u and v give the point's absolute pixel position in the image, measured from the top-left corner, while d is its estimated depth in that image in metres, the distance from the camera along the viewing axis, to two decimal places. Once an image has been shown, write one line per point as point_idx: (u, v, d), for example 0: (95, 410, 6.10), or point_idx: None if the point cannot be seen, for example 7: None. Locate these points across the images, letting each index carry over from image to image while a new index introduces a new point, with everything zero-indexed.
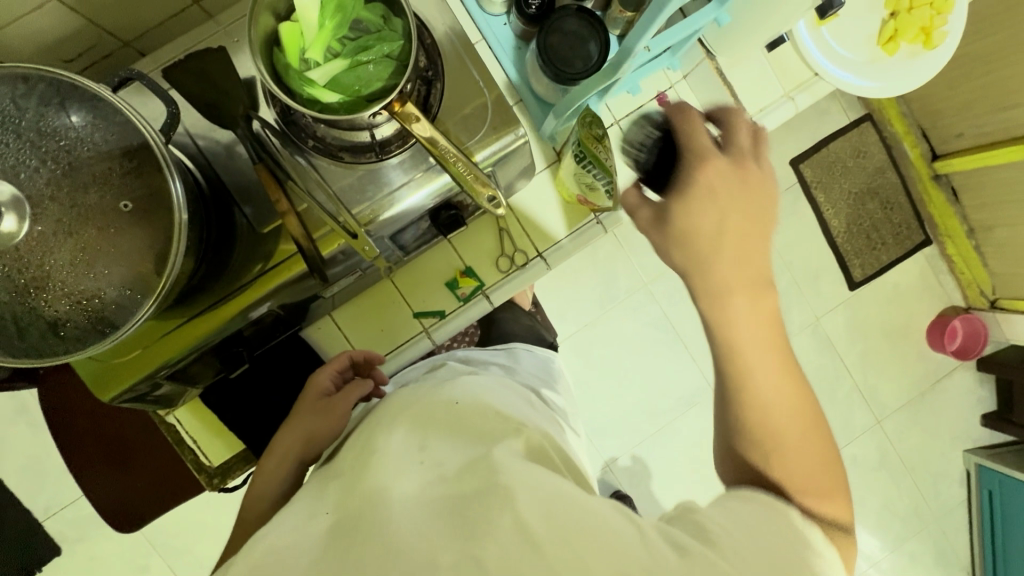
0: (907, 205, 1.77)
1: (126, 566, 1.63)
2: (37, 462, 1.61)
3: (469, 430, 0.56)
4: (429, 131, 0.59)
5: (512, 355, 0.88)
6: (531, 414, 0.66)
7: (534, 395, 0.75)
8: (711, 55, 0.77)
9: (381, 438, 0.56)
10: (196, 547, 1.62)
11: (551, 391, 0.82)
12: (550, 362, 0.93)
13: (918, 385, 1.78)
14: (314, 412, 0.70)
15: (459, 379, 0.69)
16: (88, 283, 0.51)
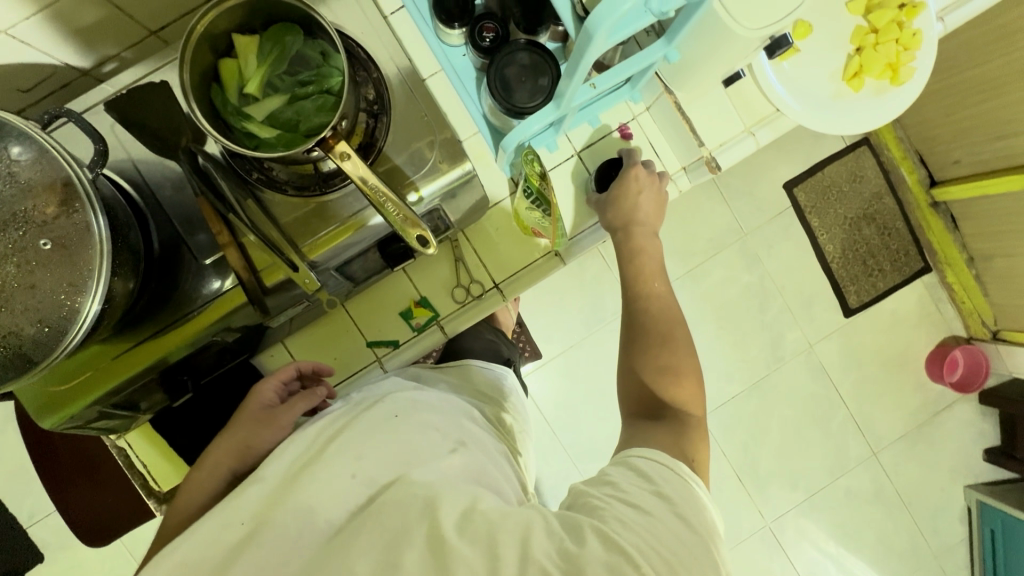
0: (906, 231, 1.72)
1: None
2: (25, 469, 1.63)
3: (400, 451, 0.59)
4: (362, 170, 0.58)
5: (463, 372, 0.88)
6: (466, 424, 0.68)
7: (477, 412, 0.75)
8: (668, 89, 0.76)
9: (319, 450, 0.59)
10: None
11: (499, 409, 0.82)
12: (504, 379, 0.92)
13: (916, 416, 1.72)
14: (256, 424, 0.68)
15: (398, 393, 0.70)
16: (7, 318, 0.52)
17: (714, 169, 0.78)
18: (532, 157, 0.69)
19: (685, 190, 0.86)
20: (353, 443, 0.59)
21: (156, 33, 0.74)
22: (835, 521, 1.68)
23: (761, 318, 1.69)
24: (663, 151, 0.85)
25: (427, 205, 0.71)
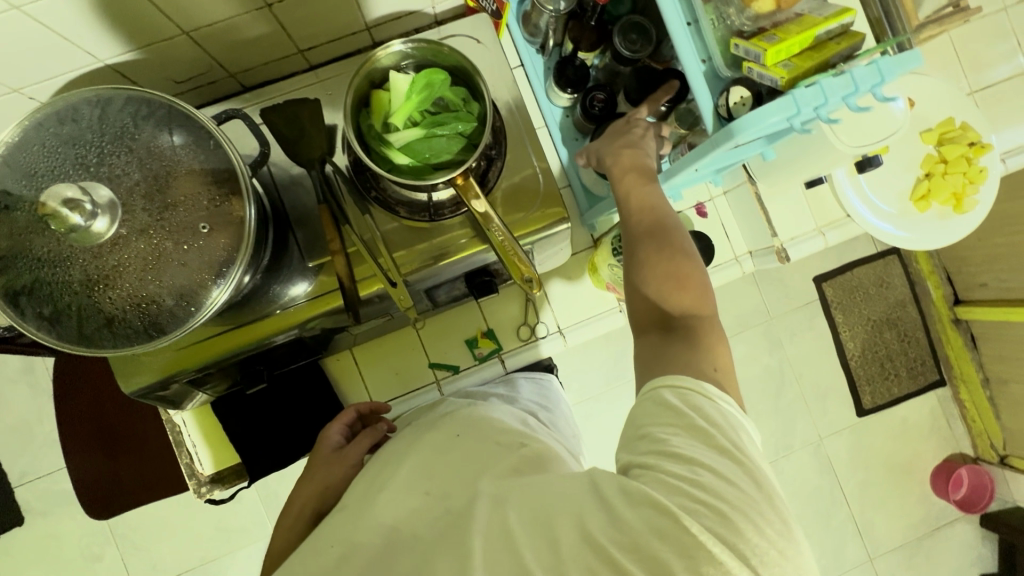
0: (924, 341, 1.72)
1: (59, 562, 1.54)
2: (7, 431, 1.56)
3: (460, 455, 0.57)
4: (485, 207, 0.65)
5: (511, 384, 0.80)
6: (530, 434, 0.62)
7: (531, 418, 0.70)
8: (752, 179, 0.82)
9: (389, 476, 0.57)
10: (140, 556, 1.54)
11: (553, 417, 0.75)
12: (550, 385, 0.84)
13: (917, 528, 1.71)
14: (330, 462, 0.67)
15: (458, 411, 0.67)
16: (150, 287, 0.56)
17: (783, 259, 0.83)
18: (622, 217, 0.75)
19: (748, 272, 0.92)
20: (416, 459, 0.59)
21: (302, 51, 0.82)
22: None
23: (776, 401, 1.66)
24: (733, 234, 0.91)
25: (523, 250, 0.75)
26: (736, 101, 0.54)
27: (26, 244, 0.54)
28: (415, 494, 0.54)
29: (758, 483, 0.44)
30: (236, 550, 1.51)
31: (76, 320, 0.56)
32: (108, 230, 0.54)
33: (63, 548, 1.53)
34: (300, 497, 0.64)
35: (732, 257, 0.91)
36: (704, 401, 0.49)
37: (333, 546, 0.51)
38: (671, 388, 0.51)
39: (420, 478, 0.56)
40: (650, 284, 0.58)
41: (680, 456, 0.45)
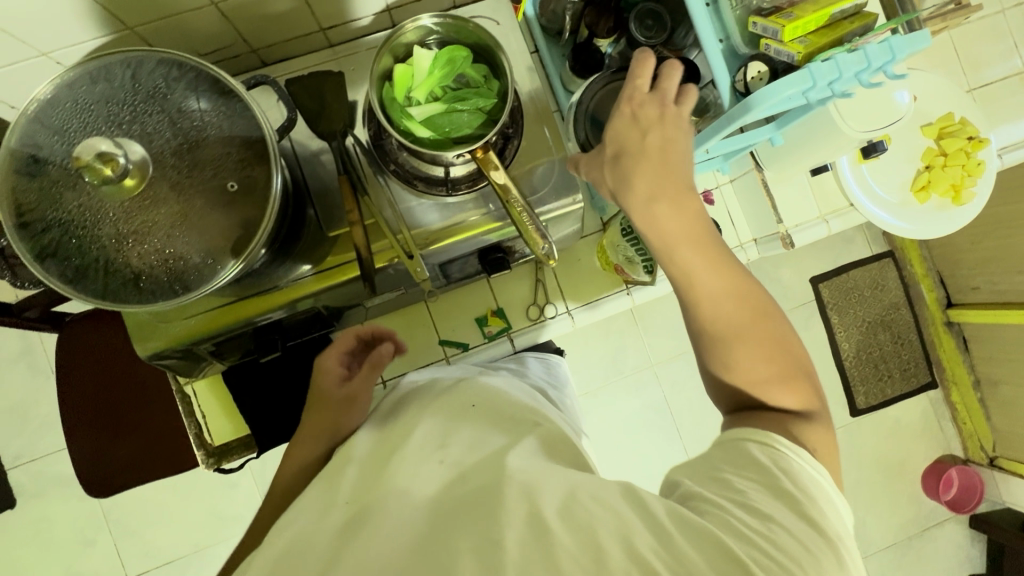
0: (918, 344, 1.74)
1: (41, 548, 1.50)
2: None
3: (478, 430, 0.59)
4: (503, 179, 0.66)
5: (520, 361, 0.84)
6: (540, 411, 0.65)
7: (540, 395, 0.72)
8: (759, 166, 0.85)
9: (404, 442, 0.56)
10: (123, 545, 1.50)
11: (560, 395, 0.78)
12: (558, 368, 0.88)
13: (907, 527, 1.73)
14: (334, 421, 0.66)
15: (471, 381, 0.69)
16: (178, 245, 0.58)
17: (788, 245, 0.86)
18: None
19: (752, 259, 0.94)
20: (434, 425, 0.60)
21: (324, 30, 0.84)
22: None
23: None
24: (738, 220, 0.93)
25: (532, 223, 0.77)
26: (753, 77, 0.57)
27: (58, 198, 0.56)
28: (432, 461, 0.54)
29: (836, 552, 0.42)
30: (230, 537, 1.49)
31: (104, 274, 0.57)
32: (140, 183, 0.56)
33: (50, 532, 1.50)
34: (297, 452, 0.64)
35: (736, 244, 0.93)
36: (785, 459, 0.47)
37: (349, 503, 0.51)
38: (754, 441, 0.49)
39: (441, 446, 0.56)
40: (727, 364, 0.54)
41: (748, 493, 0.44)
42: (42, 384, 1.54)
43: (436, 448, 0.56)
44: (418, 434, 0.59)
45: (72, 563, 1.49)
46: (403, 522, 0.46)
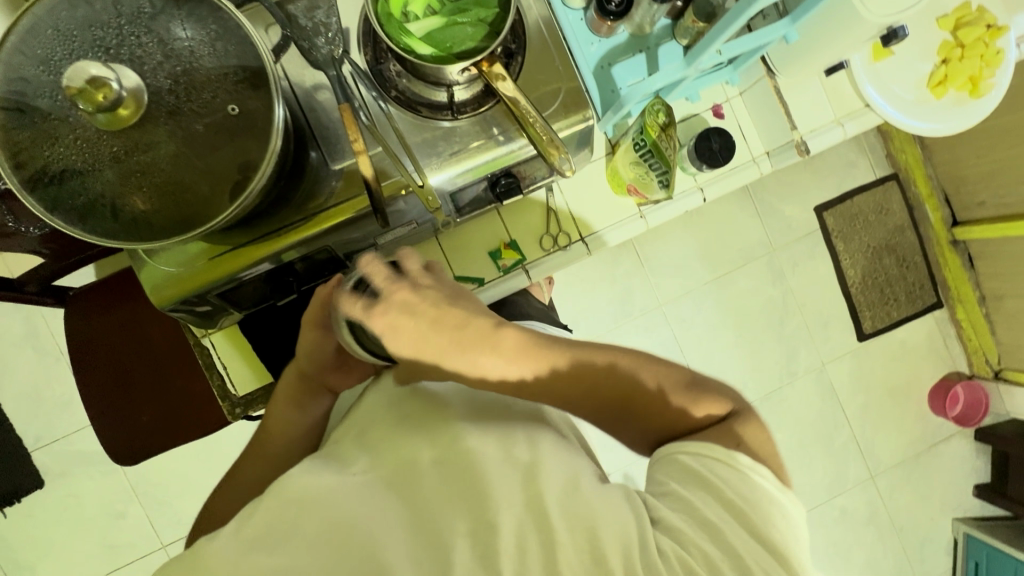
0: (923, 265, 1.72)
1: (68, 522, 1.51)
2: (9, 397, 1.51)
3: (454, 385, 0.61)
4: (513, 91, 0.65)
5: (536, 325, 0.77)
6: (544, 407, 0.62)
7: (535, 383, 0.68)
8: (771, 73, 0.83)
9: (410, 406, 0.59)
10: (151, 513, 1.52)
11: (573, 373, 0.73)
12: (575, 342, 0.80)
13: (916, 445, 1.73)
14: (309, 389, 0.67)
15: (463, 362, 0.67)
16: (185, 176, 0.56)
17: (802, 152, 0.85)
18: (659, 107, 0.73)
19: (765, 174, 0.91)
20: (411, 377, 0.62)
21: None
22: (830, 539, 1.67)
23: (780, 331, 1.67)
24: (750, 134, 0.90)
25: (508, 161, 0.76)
26: None
27: (52, 133, 0.53)
28: (436, 419, 0.57)
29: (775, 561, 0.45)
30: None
31: (110, 213, 0.55)
32: (137, 112, 0.53)
33: (78, 509, 1.52)
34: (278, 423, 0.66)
35: (749, 158, 0.90)
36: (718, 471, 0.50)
37: (361, 467, 0.55)
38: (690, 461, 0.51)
39: (424, 404, 0.59)
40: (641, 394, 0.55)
41: (702, 510, 0.48)
42: (54, 362, 1.53)
43: (417, 405, 0.59)
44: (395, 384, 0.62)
45: (103, 536, 1.52)
46: (414, 483, 0.53)
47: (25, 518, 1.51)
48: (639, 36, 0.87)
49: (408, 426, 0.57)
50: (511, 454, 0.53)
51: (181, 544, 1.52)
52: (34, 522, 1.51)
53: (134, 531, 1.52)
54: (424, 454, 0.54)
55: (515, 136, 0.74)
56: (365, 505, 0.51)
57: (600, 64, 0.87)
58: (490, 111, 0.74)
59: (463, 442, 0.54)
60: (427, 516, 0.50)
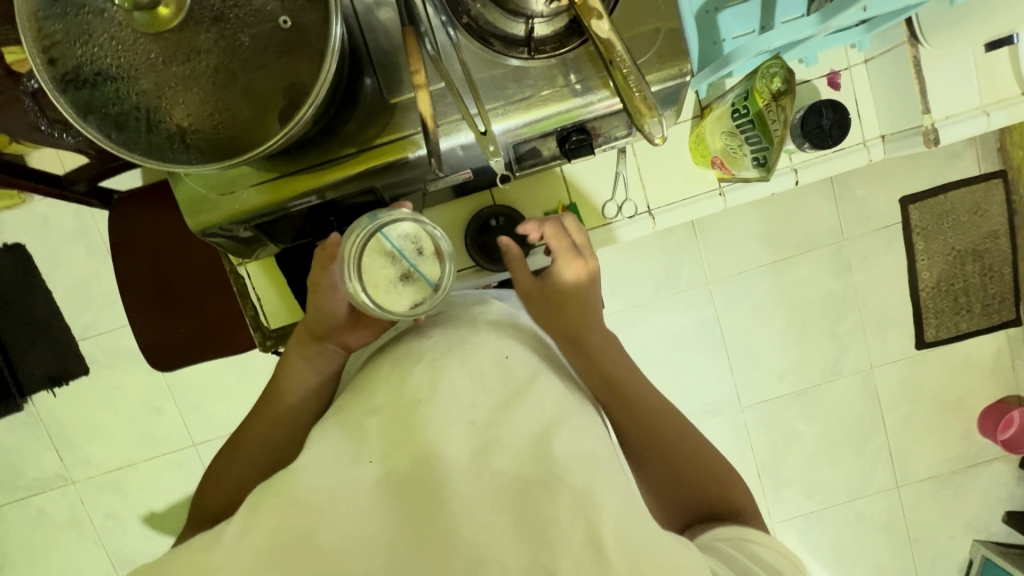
0: (1009, 278, 1.41)
1: (87, 412, 1.56)
2: (36, 286, 1.52)
3: (466, 359, 0.57)
4: (608, 33, 0.55)
5: None
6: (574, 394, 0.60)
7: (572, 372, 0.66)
8: (914, 41, 0.69)
9: (427, 398, 0.53)
10: (166, 415, 1.55)
11: None
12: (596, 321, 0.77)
13: (953, 462, 1.50)
14: (323, 349, 0.69)
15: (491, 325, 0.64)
16: (225, 95, 0.50)
17: (930, 143, 0.71)
18: (776, 70, 0.61)
19: (875, 161, 0.79)
20: (422, 350, 0.59)
21: None
22: (836, 541, 1.51)
23: (830, 328, 1.44)
24: (866, 112, 0.77)
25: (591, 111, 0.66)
26: None
27: (85, 29, 0.48)
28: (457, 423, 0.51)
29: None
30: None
31: (143, 125, 0.50)
32: (178, 13, 0.46)
33: (120, 399, 1.55)
34: (295, 383, 0.68)
35: (858, 141, 0.78)
36: (760, 548, 0.54)
37: (376, 455, 0.50)
38: (723, 539, 0.56)
39: (444, 400, 0.52)
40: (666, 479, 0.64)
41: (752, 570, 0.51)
42: (82, 258, 1.51)
43: (424, 388, 0.54)
44: (405, 363, 0.58)
45: (142, 428, 1.56)
46: (436, 490, 0.46)
47: (72, 401, 1.56)
48: None
49: (419, 419, 0.51)
50: (531, 456, 0.48)
51: (210, 446, 1.56)
52: (54, 408, 1.55)
53: (149, 428, 1.56)
54: (448, 450, 0.49)
55: (596, 87, 0.65)
56: (379, 521, 0.46)
57: (705, 8, 0.74)
58: (570, 54, 0.64)
59: (479, 431, 0.50)
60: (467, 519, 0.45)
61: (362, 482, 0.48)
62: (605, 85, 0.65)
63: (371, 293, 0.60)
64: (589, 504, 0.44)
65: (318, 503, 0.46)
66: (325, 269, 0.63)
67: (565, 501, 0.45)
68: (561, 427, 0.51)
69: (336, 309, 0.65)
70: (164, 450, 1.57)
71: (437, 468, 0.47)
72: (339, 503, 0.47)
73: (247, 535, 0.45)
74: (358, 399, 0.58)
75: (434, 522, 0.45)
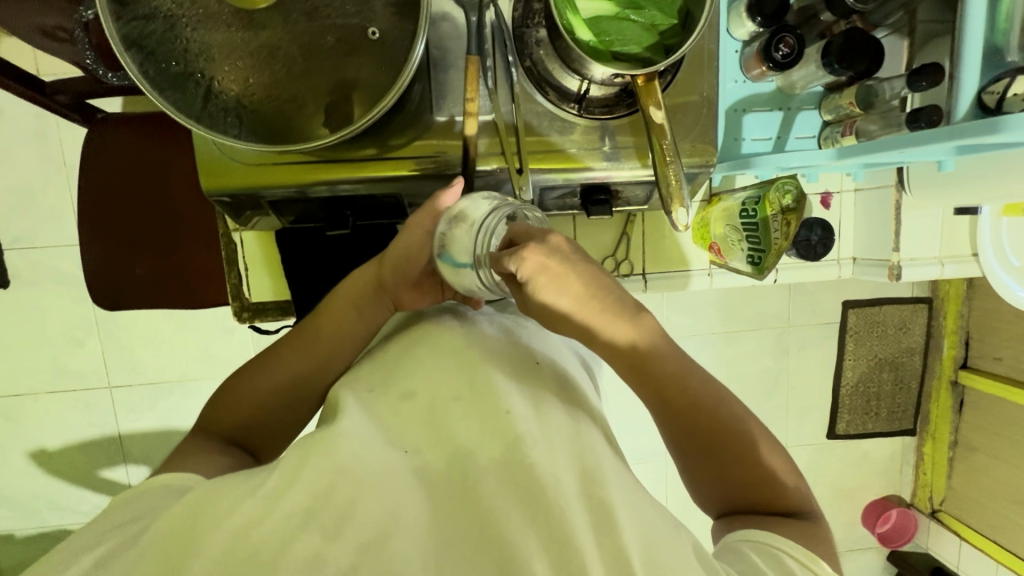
0: (914, 393, 1.53)
1: None
2: None
3: (498, 344, 0.57)
4: (662, 120, 0.60)
5: None
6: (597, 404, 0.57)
7: (586, 365, 0.64)
8: (900, 186, 0.79)
9: (482, 386, 0.51)
10: (54, 352, 1.36)
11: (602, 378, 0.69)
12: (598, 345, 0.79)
13: (835, 545, 1.61)
14: (380, 300, 0.64)
15: (528, 325, 0.62)
16: (296, 83, 0.51)
17: (893, 277, 0.81)
18: (789, 187, 0.69)
19: (843, 278, 0.88)
20: (466, 336, 0.56)
21: None
22: None
23: (760, 403, 1.52)
24: (846, 235, 0.86)
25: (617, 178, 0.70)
26: (1014, 93, 0.48)
27: None
28: (500, 414, 0.49)
29: None
30: (198, 377, 1.41)
31: (201, 91, 0.50)
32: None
33: (15, 322, 1.35)
34: (345, 327, 0.63)
35: (834, 258, 0.87)
36: (792, 562, 0.50)
37: (413, 445, 0.48)
38: (750, 543, 0.52)
39: (489, 393, 0.50)
40: (731, 483, 0.57)
41: None
42: None
43: (463, 382, 0.51)
44: (455, 349, 0.55)
45: (53, 357, 1.37)
46: (470, 481, 0.46)
47: None
48: (786, 93, 0.81)
49: (457, 411, 0.50)
50: (561, 456, 0.47)
51: (129, 392, 1.40)
52: None
53: (35, 362, 1.37)
54: (480, 451, 0.47)
55: (627, 156, 0.69)
56: (413, 503, 0.45)
57: (734, 107, 0.81)
58: (613, 122, 0.68)
59: (514, 426, 0.48)
60: (486, 532, 0.44)
61: (400, 463, 0.47)
62: (636, 155, 0.69)
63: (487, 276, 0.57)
64: (613, 525, 0.44)
65: (360, 477, 0.45)
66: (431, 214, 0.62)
67: (583, 512, 0.45)
68: (590, 435, 0.51)
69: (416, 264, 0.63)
70: (47, 388, 1.38)
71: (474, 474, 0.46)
72: (381, 481, 0.45)
73: (285, 495, 0.44)
74: (390, 368, 0.55)
75: (462, 523, 0.45)
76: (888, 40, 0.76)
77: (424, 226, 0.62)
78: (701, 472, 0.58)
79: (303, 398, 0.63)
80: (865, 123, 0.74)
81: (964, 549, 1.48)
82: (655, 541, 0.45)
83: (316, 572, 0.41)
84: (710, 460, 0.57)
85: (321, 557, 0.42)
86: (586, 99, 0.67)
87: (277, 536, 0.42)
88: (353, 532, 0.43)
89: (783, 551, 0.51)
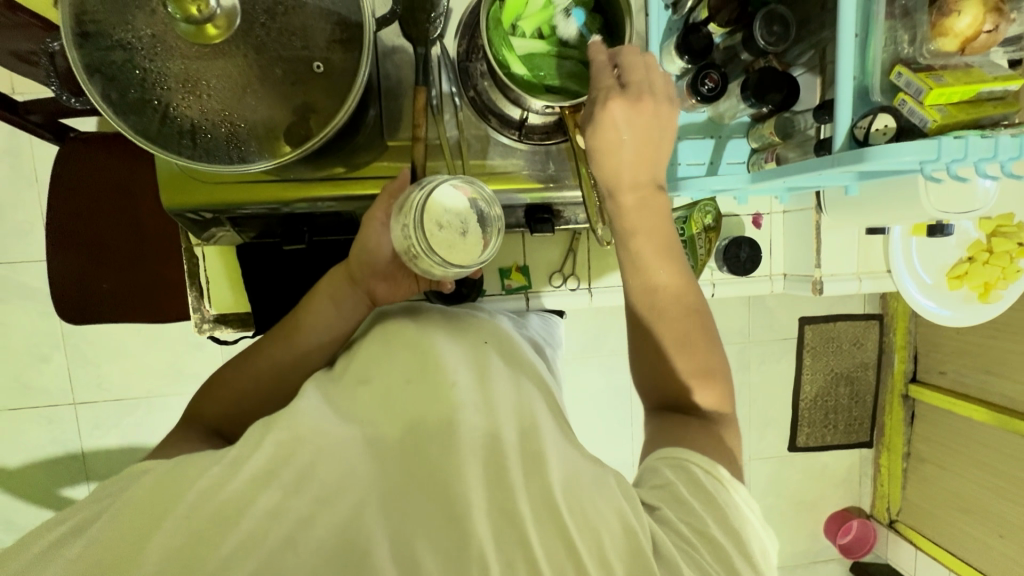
0: (869, 405, 1.55)
1: None
2: None
3: (448, 330, 0.62)
4: (588, 150, 0.68)
5: (522, 315, 0.80)
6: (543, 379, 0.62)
7: (535, 351, 0.70)
8: (818, 209, 0.85)
9: (429, 363, 0.55)
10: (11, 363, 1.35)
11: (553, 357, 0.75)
12: (556, 326, 0.85)
13: (798, 557, 1.61)
14: (353, 293, 0.68)
15: (481, 317, 0.68)
16: (244, 111, 0.56)
17: (816, 291, 0.88)
18: (708, 209, 0.81)
19: (775, 292, 0.95)
20: (418, 327, 0.61)
21: None
22: None
23: None
24: (776, 252, 0.93)
25: (558, 199, 0.76)
26: (877, 128, 0.54)
27: (127, 17, 0.52)
28: (445, 384, 0.52)
29: (737, 538, 0.47)
30: (157, 391, 1.39)
31: (158, 116, 0.55)
32: (223, 33, 0.53)
33: None
34: (318, 325, 0.67)
35: (766, 273, 0.94)
36: (700, 472, 0.51)
37: (365, 419, 0.51)
38: (664, 461, 0.53)
39: (431, 369, 0.54)
40: (659, 379, 0.60)
41: (683, 501, 0.48)
42: None
43: (413, 364, 0.55)
44: (405, 339, 0.59)
45: (17, 371, 1.36)
46: (419, 445, 0.48)
47: None
48: (716, 123, 0.89)
49: (407, 390, 0.53)
50: (499, 419, 0.51)
51: (93, 408, 1.38)
52: None
53: None
54: (426, 417, 0.50)
55: (567, 178, 0.75)
56: (365, 470, 0.47)
57: None
58: (553, 147, 0.74)
59: (455, 395, 0.51)
60: (433, 489, 0.46)
61: (349, 436, 0.49)
62: (574, 178, 0.75)
63: (427, 247, 0.58)
64: (545, 475, 0.47)
65: (321, 443, 0.48)
66: (385, 202, 0.66)
67: (521, 464, 0.48)
68: (531, 401, 0.54)
69: (378, 257, 0.66)
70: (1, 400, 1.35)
71: (427, 430, 0.49)
72: (337, 447, 0.48)
73: (243, 465, 0.45)
74: (349, 364, 0.60)
75: (415, 477, 0.47)
76: (803, 78, 0.84)
77: (378, 218, 0.66)
78: (645, 356, 0.61)
79: (280, 398, 0.66)
80: (785, 151, 0.80)
81: (919, 558, 1.49)
82: (582, 487, 0.47)
83: (276, 522, 0.42)
84: (650, 357, 0.61)
85: (283, 507, 0.43)
86: (527, 127, 0.73)
87: (240, 493, 0.44)
88: (313, 493, 0.45)
89: (689, 460, 0.53)
